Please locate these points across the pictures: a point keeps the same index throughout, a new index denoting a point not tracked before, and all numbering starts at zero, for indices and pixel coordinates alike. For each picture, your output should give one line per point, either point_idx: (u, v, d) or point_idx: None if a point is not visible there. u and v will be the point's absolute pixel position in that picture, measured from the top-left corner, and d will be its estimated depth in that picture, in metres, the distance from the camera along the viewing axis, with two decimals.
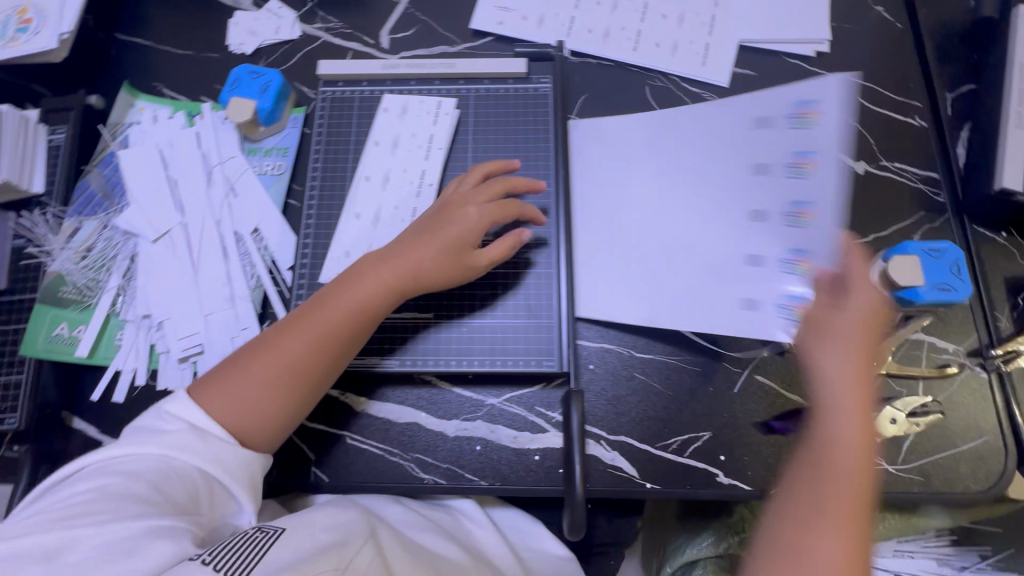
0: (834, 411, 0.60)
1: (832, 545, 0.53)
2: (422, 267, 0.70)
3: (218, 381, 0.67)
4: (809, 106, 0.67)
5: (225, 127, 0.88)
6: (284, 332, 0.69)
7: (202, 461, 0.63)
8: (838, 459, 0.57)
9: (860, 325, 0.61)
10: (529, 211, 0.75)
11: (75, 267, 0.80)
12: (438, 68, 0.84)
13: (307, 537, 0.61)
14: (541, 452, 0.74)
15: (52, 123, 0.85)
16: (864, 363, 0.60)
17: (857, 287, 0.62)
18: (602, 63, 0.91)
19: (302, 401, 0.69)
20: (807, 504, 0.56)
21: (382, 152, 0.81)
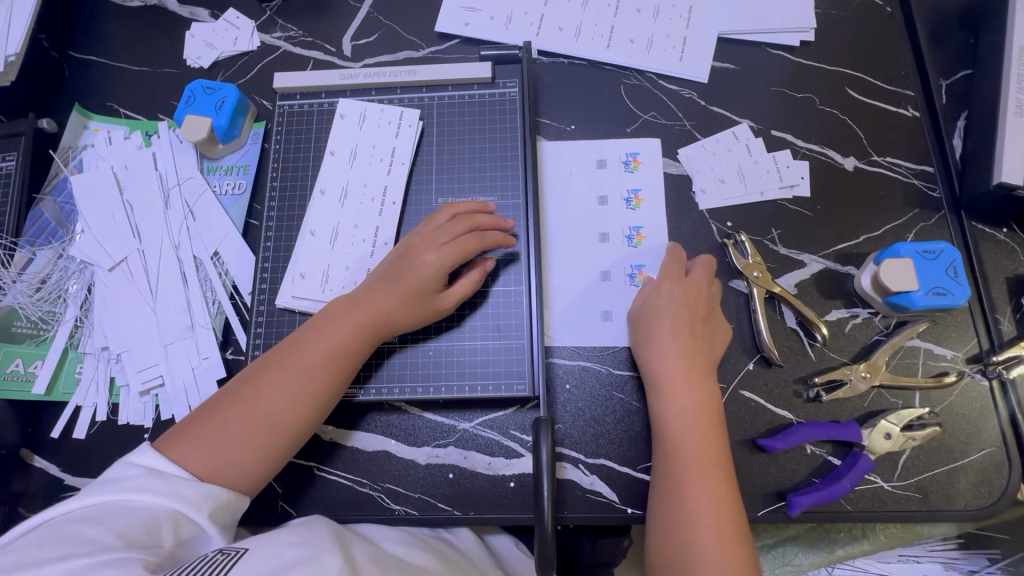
0: (665, 386, 0.67)
1: (702, 510, 0.60)
2: (400, 313, 0.67)
3: (192, 435, 0.60)
4: (636, 155, 0.82)
5: (181, 146, 0.85)
6: (261, 385, 0.63)
7: (161, 496, 0.54)
8: (681, 424, 0.65)
9: (673, 308, 0.70)
10: (500, 237, 0.70)
11: (29, 301, 0.77)
12: (399, 76, 0.80)
13: (278, 540, 0.55)
14: (516, 479, 0.71)
15: (2, 149, 0.82)
16: (687, 335, 0.69)
17: (662, 279, 0.72)
18: (573, 62, 0.87)
19: (283, 456, 0.64)
20: (668, 480, 0.63)
21: (340, 168, 0.77)
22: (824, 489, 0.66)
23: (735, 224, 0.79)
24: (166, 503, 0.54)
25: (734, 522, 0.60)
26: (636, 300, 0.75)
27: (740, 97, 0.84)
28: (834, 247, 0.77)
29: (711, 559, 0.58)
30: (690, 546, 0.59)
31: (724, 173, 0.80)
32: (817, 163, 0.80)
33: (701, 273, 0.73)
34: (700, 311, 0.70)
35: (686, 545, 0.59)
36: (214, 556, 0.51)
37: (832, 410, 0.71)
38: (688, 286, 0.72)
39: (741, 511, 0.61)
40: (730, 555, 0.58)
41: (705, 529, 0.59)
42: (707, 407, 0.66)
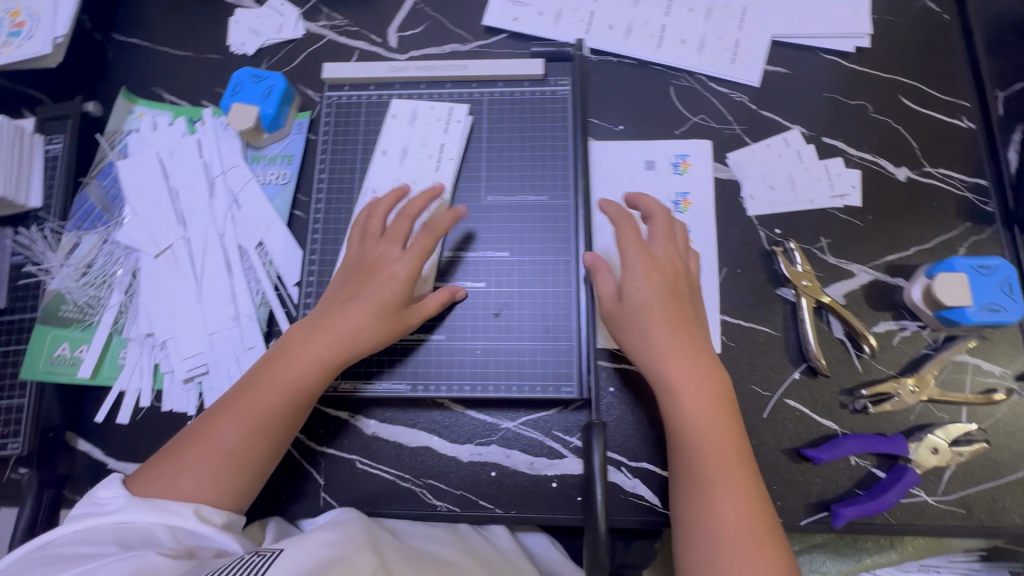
0: (671, 386, 0.64)
1: (734, 513, 0.59)
2: (361, 331, 0.66)
3: (155, 476, 0.61)
4: (686, 158, 0.81)
5: (226, 133, 0.84)
6: (216, 419, 0.63)
7: (155, 513, 0.58)
8: (694, 426, 0.63)
9: (659, 297, 0.66)
10: (450, 216, 0.68)
11: (75, 285, 0.77)
12: (450, 70, 0.79)
13: (318, 537, 0.56)
14: (558, 479, 0.71)
15: (49, 132, 0.81)
16: (683, 326, 0.66)
17: (638, 260, 0.67)
18: (623, 62, 0.86)
19: (245, 488, 0.63)
20: (695, 483, 0.61)
21: (389, 165, 0.77)
22: (869, 502, 0.66)
23: (784, 231, 0.78)
24: (159, 519, 0.58)
25: (767, 521, 0.59)
26: (604, 294, 0.68)
27: (792, 102, 0.83)
28: (883, 258, 0.76)
29: (753, 562, 0.56)
30: (728, 552, 0.57)
31: (775, 180, 0.79)
32: (868, 172, 0.79)
33: (665, 241, 0.69)
34: (681, 293, 0.67)
35: (724, 555, 0.57)
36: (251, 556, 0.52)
37: (879, 423, 0.71)
38: (664, 264, 0.67)
39: (769, 503, 0.60)
40: (771, 554, 0.57)
41: (738, 531, 0.58)
42: (721, 399, 0.64)
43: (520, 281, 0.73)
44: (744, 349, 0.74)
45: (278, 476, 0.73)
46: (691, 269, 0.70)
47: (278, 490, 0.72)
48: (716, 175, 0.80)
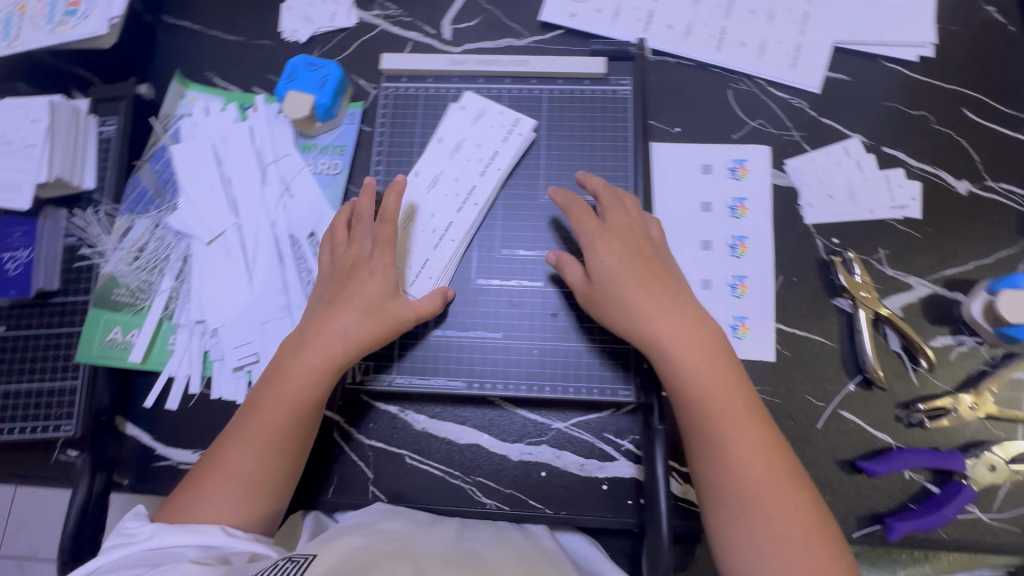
0: (662, 349, 0.62)
1: (755, 467, 0.58)
2: (353, 331, 0.65)
3: (176, 508, 0.61)
4: (744, 163, 0.80)
5: (279, 121, 0.83)
6: (227, 447, 0.63)
7: (189, 535, 0.57)
8: (692, 386, 0.61)
9: (625, 265, 0.66)
10: (396, 195, 0.69)
11: (127, 269, 0.77)
12: (511, 66, 0.79)
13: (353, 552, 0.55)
14: (609, 482, 0.71)
15: (102, 113, 0.80)
16: (657, 284, 0.65)
17: (594, 242, 0.67)
18: (681, 63, 0.85)
19: (269, 508, 0.63)
20: (712, 442, 0.59)
21: (439, 153, 0.76)
22: (925, 517, 0.66)
23: (842, 241, 0.77)
24: (192, 539, 0.57)
25: (786, 466, 0.59)
26: (575, 282, 0.68)
27: (853, 110, 0.82)
28: (942, 271, 0.76)
29: (785, 511, 0.56)
30: (759, 505, 0.56)
31: (834, 189, 0.79)
32: (929, 185, 0.78)
33: (619, 213, 0.69)
34: (648, 257, 0.67)
35: (756, 513, 0.56)
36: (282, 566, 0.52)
37: (934, 437, 0.70)
38: (623, 233, 0.68)
39: (784, 445, 0.60)
40: (798, 496, 0.57)
41: (762, 482, 0.57)
42: (715, 354, 0.62)
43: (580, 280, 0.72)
44: (799, 358, 0.74)
45: (328, 468, 0.73)
46: (652, 234, 0.70)
47: (327, 482, 0.72)
48: (774, 182, 0.80)
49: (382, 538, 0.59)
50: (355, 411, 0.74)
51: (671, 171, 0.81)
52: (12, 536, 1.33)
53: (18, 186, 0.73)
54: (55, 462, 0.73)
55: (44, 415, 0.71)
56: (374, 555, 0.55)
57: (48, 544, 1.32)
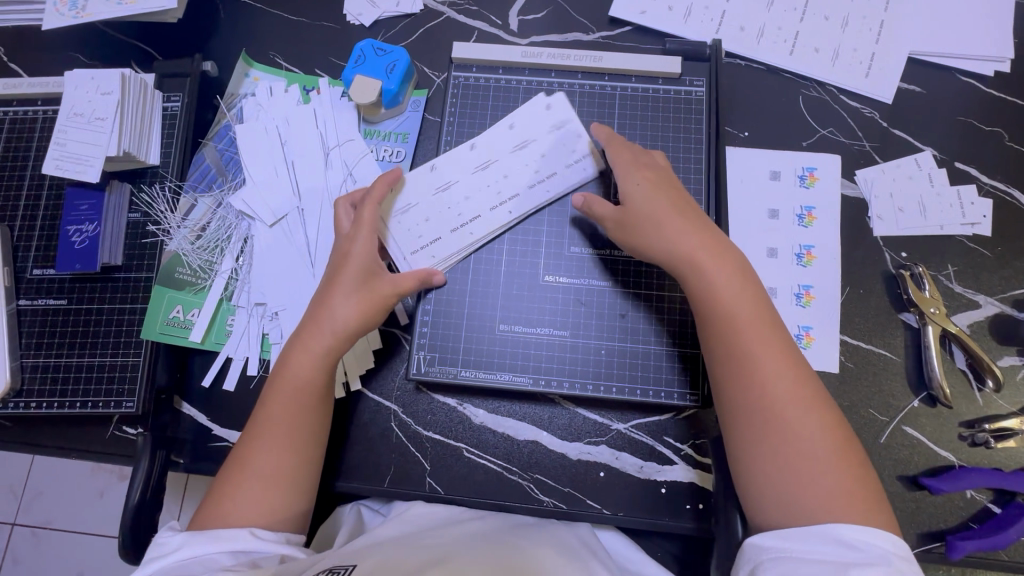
0: (692, 266, 0.61)
1: (781, 382, 0.56)
2: (339, 312, 0.66)
3: (203, 517, 0.59)
4: (813, 171, 0.79)
5: (344, 105, 0.82)
6: (245, 450, 0.62)
7: (222, 543, 0.55)
8: (719, 298, 0.60)
9: (654, 192, 0.66)
10: (382, 184, 0.71)
11: (190, 248, 0.76)
12: (584, 61, 0.78)
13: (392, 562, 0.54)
14: (668, 485, 0.70)
15: (168, 89, 0.79)
16: (686, 210, 0.65)
17: (629, 170, 0.67)
18: (752, 66, 0.84)
19: (297, 501, 0.62)
20: (736, 357, 0.58)
21: (503, 141, 0.74)
22: (988, 537, 0.66)
23: (910, 255, 0.76)
24: (222, 547, 0.55)
25: (814, 391, 0.56)
26: (606, 212, 0.68)
27: (927, 123, 0.81)
28: (1012, 291, 0.75)
29: (809, 425, 0.54)
30: (784, 421, 0.54)
31: (905, 202, 0.77)
32: (1001, 203, 0.78)
33: (649, 155, 0.70)
34: (674, 186, 0.67)
35: (783, 427, 0.54)
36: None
37: (996, 457, 0.70)
38: (656, 168, 0.69)
39: (808, 364, 0.58)
40: (821, 413, 0.55)
41: (789, 398, 0.55)
42: (740, 272, 0.61)
43: (649, 282, 0.72)
44: (864, 371, 0.73)
45: (385, 458, 0.72)
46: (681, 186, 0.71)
47: (384, 472, 0.72)
48: (844, 192, 0.79)
49: (419, 548, 0.58)
50: (416, 403, 0.74)
51: (739, 176, 0.80)
52: (32, 504, 1.34)
53: (87, 159, 0.73)
54: (112, 437, 0.73)
55: (105, 390, 0.72)
56: (416, 561, 0.55)
57: (70, 514, 1.32)
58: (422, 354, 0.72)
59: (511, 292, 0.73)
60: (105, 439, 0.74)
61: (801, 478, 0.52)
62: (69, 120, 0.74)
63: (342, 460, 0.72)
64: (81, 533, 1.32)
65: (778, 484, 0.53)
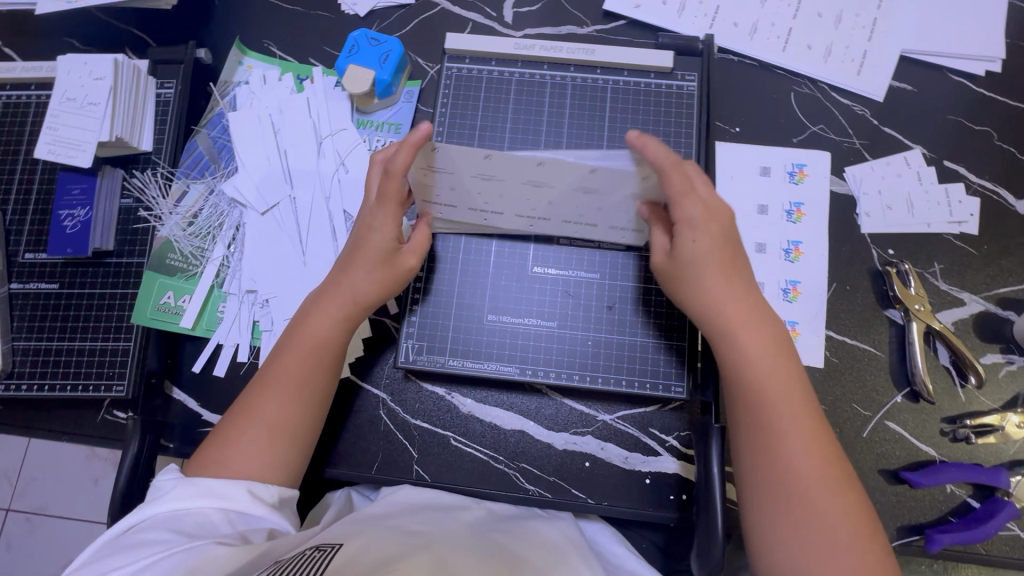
0: (731, 342, 0.60)
1: (806, 460, 0.56)
2: (361, 286, 0.66)
3: (201, 460, 0.61)
4: (803, 168, 0.80)
5: (337, 95, 0.82)
6: (255, 395, 0.64)
7: (218, 500, 0.56)
8: (756, 376, 0.59)
9: (713, 253, 0.61)
10: (407, 151, 0.57)
11: (182, 234, 0.77)
12: (576, 53, 0.78)
13: (376, 545, 0.55)
14: (652, 476, 0.71)
15: (161, 76, 0.79)
16: (735, 275, 0.62)
17: (695, 222, 0.60)
18: (744, 62, 0.84)
19: (295, 455, 0.64)
20: (762, 429, 0.58)
21: (575, 177, 0.58)
22: (965, 531, 0.67)
23: (897, 252, 0.77)
24: (217, 504, 0.56)
25: (840, 469, 0.57)
26: (657, 249, 0.63)
27: (917, 121, 0.81)
28: (996, 290, 0.76)
29: (827, 501, 0.55)
30: (807, 501, 0.55)
31: (892, 199, 0.78)
32: (989, 202, 0.78)
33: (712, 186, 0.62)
34: (731, 238, 0.62)
35: (802, 502, 0.55)
36: (311, 556, 0.52)
37: (977, 453, 0.71)
38: (718, 211, 0.61)
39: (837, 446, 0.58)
40: (843, 491, 0.56)
41: (810, 477, 0.56)
42: (778, 344, 0.60)
43: (640, 275, 0.72)
44: (847, 367, 0.74)
45: (373, 444, 0.73)
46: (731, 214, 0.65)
47: (372, 459, 0.73)
48: (833, 189, 0.79)
49: (402, 532, 0.58)
50: (404, 391, 0.74)
51: (729, 171, 0.80)
52: (26, 491, 1.34)
53: (80, 143, 0.73)
54: (103, 420, 0.74)
55: (96, 374, 0.73)
56: (397, 551, 0.54)
57: (64, 501, 1.33)
58: (411, 341, 0.73)
59: (500, 283, 0.73)
60: (95, 422, 0.75)
61: (812, 553, 0.54)
62: (61, 105, 0.74)
63: (330, 446, 0.73)
64: (74, 521, 1.32)
65: (793, 558, 0.54)
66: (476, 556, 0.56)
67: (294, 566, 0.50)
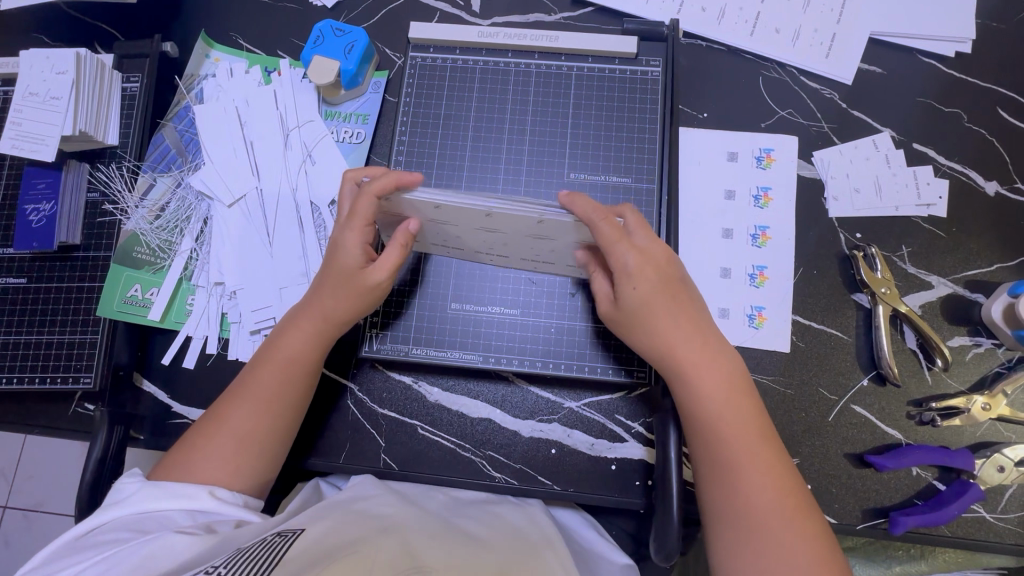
0: (680, 378, 0.61)
1: (764, 495, 0.56)
2: (330, 303, 0.65)
3: (168, 464, 0.61)
4: (770, 153, 0.79)
5: (304, 86, 0.82)
6: (225, 405, 0.64)
7: (181, 501, 0.56)
8: (711, 408, 0.59)
9: (654, 294, 0.61)
10: (388, 180, 0.58)
11: (148, 227, 0.77)
12: (540, 41, 0.78)
13: (337, 535, 0.53)
14: (618, 462, 0.71)
15: (127, 70, 0.79)
16: (683, 309, 0.62)
17: (627, 271, 0.59)
18: (712, 47, 0.83)
19: (262, 465, 0.64)
20: (721, 464, 0.58)
21: (525, 227, 0.57)
22: (929, 513, 0.66)
23: (864, 236, 0.76)
24: (182, 505, 0.56)
25: (798, 499, 0.56)
26: (601, 296, 0.64)
27: (886, 104, 0.80)
28: (964, 272, 0.75)
29: (788, 538, 0.54)
30: (769, 532, 0.54)
31: (860, 183, 0.78)
32: (958, 184, 0.77)
33: (655, 236, 0.62)
34: (677, 281, 0.62)
35: (763, 539, 0.54)
36: (268, 544, 0.49)
37: (942, 436, 0.71)
38: (658, 259, 0.61)
39: (796, 476, 0.58)
40: (805, 525, 0.55)
41: (769, 508, 0.55)
42: (737, 379, 0.61)
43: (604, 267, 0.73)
44: (814, 351, 0.74)
45: (341, 434, 0.73)
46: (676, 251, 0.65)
47: (339, 448, 0.73)
48: (800, 173, 0.79)
49: (363, 517, 0.57)
50: (371, 380, 0.75)
51: (697, 157, 0.80)
52: (23, 488, 1.36)
53: (43, 137, 0.73)
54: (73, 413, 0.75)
55: (64, 367, 0.73)
56: (353, 544, 0.51)
57: (59, 496, 1.34)
58: (373, 330, 0.73)
59: (464, 273, 0.74)
60: (67, 414, 0.75)
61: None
62: (24, 99, 0.74)
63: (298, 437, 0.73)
64: (68, 516, 1.33)
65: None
66: (438, 543, 0.55)
67: (245, 558, 0.47)
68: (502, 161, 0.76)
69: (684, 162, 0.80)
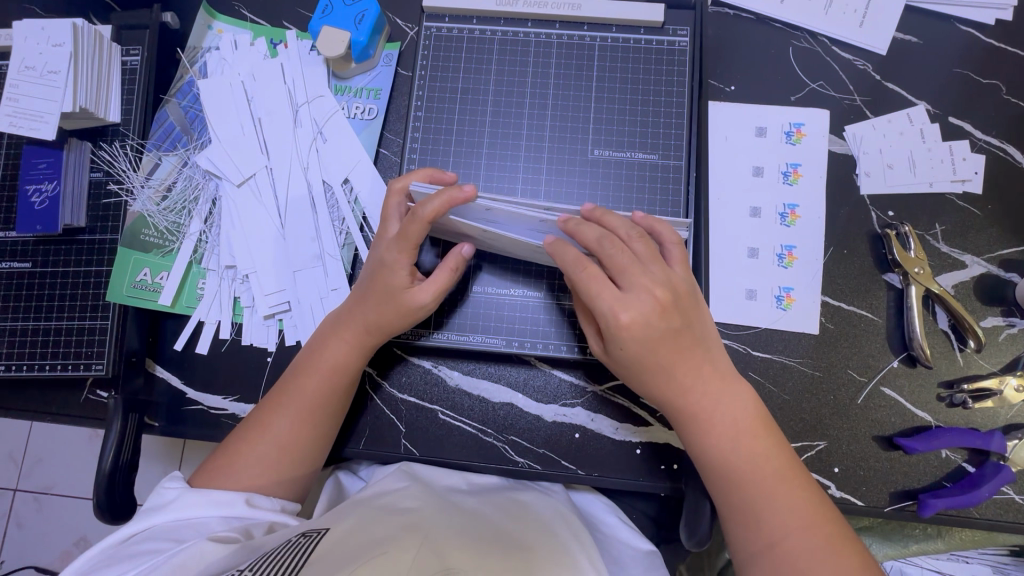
0: (682, 417, 0.59)
1: (795, 514, 0.54)
2: (375, 319, 0.64)
3: (209, 470, 0.60)
4: (800, 128, 0.76)
5: (312, 60, 0.78)
6: (267, 411, 0.63)
7: (217, 506, 0.55)
8: (716, 438, 0.57)
9: (646, 351, 0.56)
10: (441, 202, 0.56)
11: (155, 209, 0.75)
12: (562, 9, 0.74)
13: (362, 533, 0.51)
14: (643, 446, 0.70)
15: (126, 42, 0.76)
16: (681, 353, 0.57)
17: (610, 327, 0.55)
18: (740, 15, 0.79)
19: (303, 472, 0.63)
20: (738, 489, 0.56)
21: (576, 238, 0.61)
22: (959, 496, 0.65)
23: (897, 215, 0.74)
24: (218, 512, 0.55)
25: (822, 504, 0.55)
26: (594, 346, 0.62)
27: (922, 77, 0.77)
28: (1000, 251, 0.73)
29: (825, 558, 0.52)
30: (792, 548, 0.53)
31: (894, 158, 0.75)
32: (995, 159, 0.75)
33: (641, 286, 0.55)
34: (677, 330, 0.56)
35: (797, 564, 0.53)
36: (293, 546, 0.48)
37: (972, 418, 0.70)
38: (649, 315, 0.55)
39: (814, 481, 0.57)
40: (838, 538, 0.54)
41: (793, 517, 0.54)
42: (751, 413, 0.59)
43: None
44: (844, 333, 0.72)
45: (361, 420, 0.72)
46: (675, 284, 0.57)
47: (359, 434, 0.72)
48: (832, 149, 0.76)
49: (387, 514, 0.56)
50: (392, 369, 0.73)
51: (724, 131, 0.77)
52: (33, 471, 1.35)
53: (41, 114, 0.70)
54: (86, 401, 0.73)
55: (74, 354, 0.71)
56: (377, 541, 0.50)
57: (70, 479, 1.34)
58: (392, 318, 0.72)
59: (482, 256, 0.73)
60: (79, 402, 0.74)
61: None
62: (20, 75, 0.70)
63: None
64: (81, 499, 1.33)
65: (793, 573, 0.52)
66: (474, 539, 0.54)
67: (270, 563, 0.46)
68: (522, 137, 0.73)
69: (711, 137, 0.77)
